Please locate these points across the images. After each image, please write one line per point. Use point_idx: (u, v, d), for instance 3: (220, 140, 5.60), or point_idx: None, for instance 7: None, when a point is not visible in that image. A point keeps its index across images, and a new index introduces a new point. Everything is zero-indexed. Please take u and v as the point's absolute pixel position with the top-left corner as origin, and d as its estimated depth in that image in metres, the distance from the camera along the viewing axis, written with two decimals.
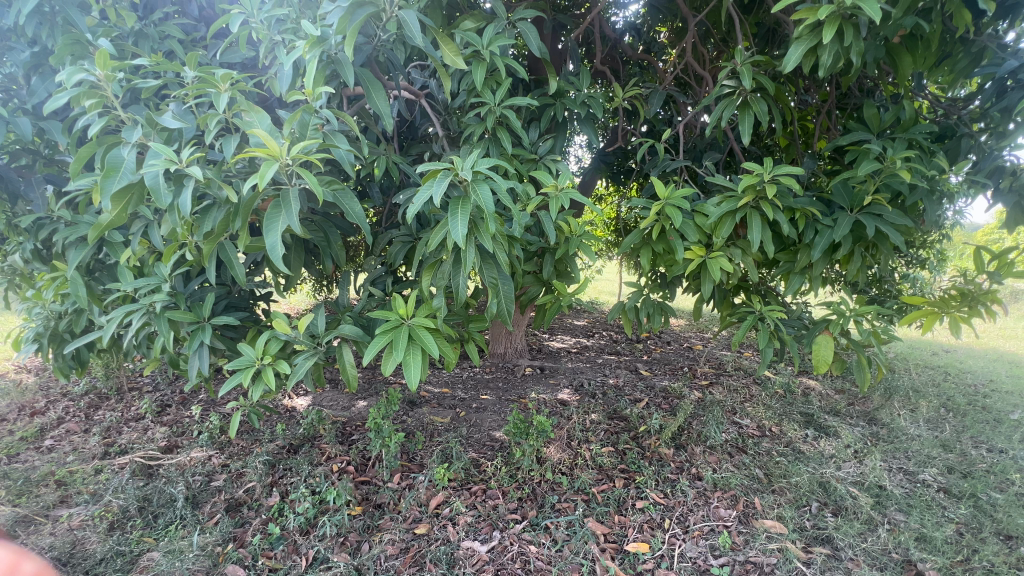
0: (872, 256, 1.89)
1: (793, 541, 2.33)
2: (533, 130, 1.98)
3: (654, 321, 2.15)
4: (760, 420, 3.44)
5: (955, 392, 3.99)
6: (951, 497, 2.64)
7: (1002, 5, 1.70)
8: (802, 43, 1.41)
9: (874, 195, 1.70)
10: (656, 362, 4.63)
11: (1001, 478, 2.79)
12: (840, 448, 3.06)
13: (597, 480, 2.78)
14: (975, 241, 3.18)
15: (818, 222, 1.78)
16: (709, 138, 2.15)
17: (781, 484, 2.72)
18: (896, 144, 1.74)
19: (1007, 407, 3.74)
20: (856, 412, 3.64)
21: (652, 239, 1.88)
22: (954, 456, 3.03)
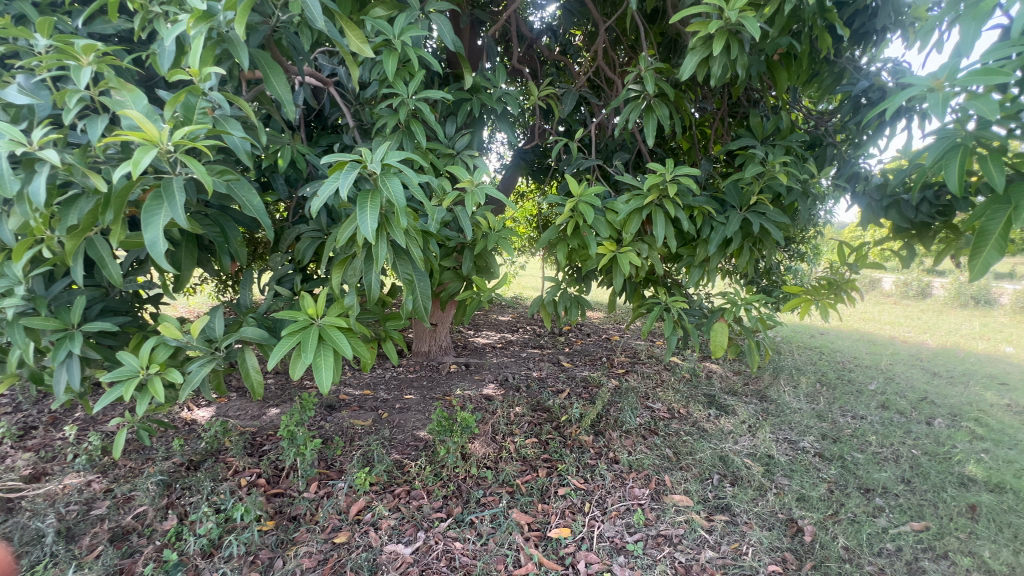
0: (758, 250, 2.10)
1: (697, 511, 2.53)
2: (449, 125, 1.95)
3: (571, 314, 2.23)
4: (669, 403, 3.72)
5: (827, 369, 4.59)
6: (824, 460, 3.03)
7: (856, 32, 1.97)
8: (696, 53, 1.52)
9: (758, 195, 1.90)
10: (577, 354, 4.82)
11: (862, 440, 3.25)
12: (736, 424, 3.40)
13: (521, 472, 2.85)
14: (840, 237, 3.69)
15: (713, 220, 1.94)
16: (618, 139, 2.27)
17: (687, 461, 2.96)
18: (775, 150, 1.94)
19: (866, 379, 4.37)
20: (750, 391, 4.06)
21: (567, 235, 1.94)
22: (826, 424, 3.49)
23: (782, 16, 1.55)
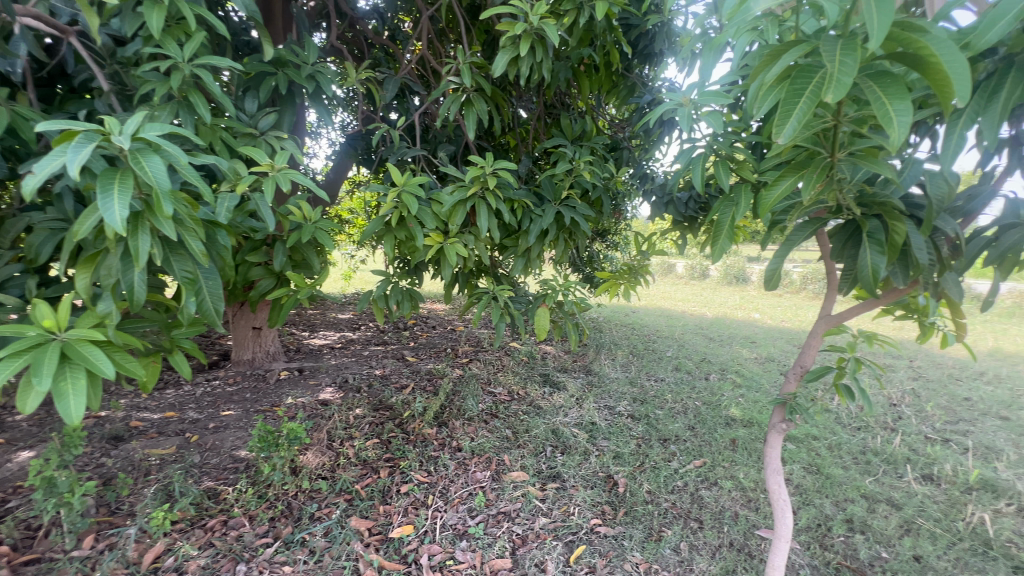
0: (572, 240, 2.33)
1: (532, 484, 2.73)
2: (248, 101, 1.71)
3: (403, 308, 2.17)
4: (509, 386, 3.94)
5: (637, 342, 5.38)
6: (634, 419, 3.55)
7: (640, 52, 2.30)
8: (507, 51, 1.59)
9: (569, 191, 2.09)
10: (422, 347, 4.78)
11: (661, 399, 3.88)
12: (566, 398, 3.76)
13: (361, 477, 2.71)
14: (641, 229, 4.33)
15: (532, 212, 2.08)
16: (444, 132, 2.27)
17: (524, 438, 3.16)
18: (582, 150, 2.16)
19: (665, 347, 5.25)
20: (578, 367, 4.53)
21: (392, 227, 1.87)
22: (636, 388, 4.09)
23: (579, 28, 1.71)
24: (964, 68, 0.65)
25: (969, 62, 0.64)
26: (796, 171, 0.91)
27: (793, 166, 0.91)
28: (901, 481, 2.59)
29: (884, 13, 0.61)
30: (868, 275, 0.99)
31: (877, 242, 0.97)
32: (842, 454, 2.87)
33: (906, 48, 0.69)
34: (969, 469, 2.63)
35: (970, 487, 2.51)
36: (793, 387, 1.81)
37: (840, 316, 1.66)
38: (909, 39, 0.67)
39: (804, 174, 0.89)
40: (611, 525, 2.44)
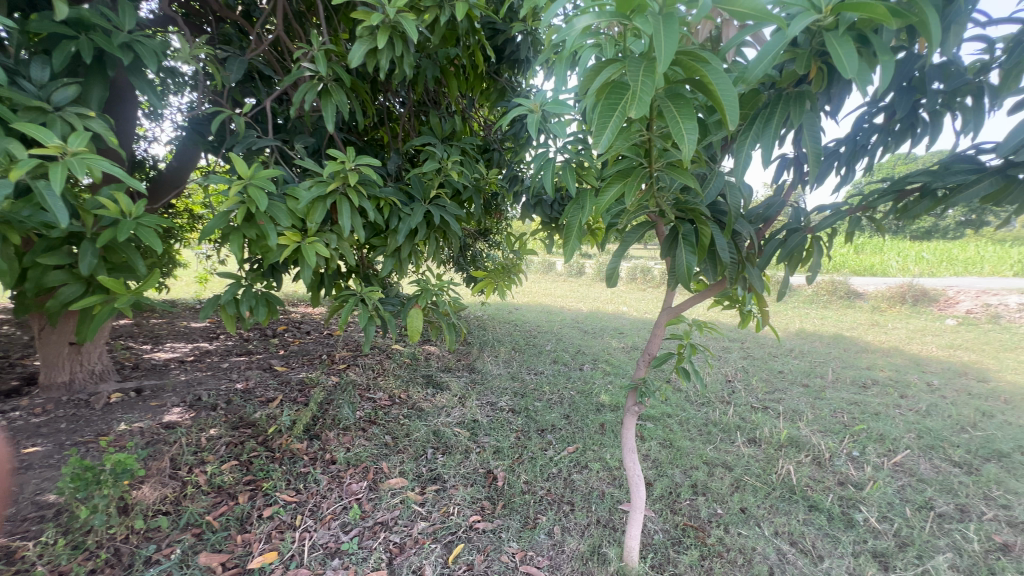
0: (444, 240, 2.31)
1: (411, 489, 2.66)
2: (36, 68, 1.39)
3: (258, 314, 1.95)
4: (389, 390, 3.81)
5: (519, 338, 5.58)
6: (514, 413, 3.66)
7: (507, 57, 2.37)
8: (364, 42, 1.52)
9: (438, 190, 2.07)
10: (292, 354, 4.39)
11: (540, 391, 4.06)
12: (449, 398, 3.75)
13: (213, 506, 2.39)
14: (519, 228, 4.48)
15: (400, 211, 2.02)
16: (303, 122, 2.10)
17: (404, 443, 3.08)
18: (451, 150, 2.16)
19: (545, 342, 5.52)
20: (461, 366, 4.55)
21: (238, 224, 1.67)
22: (517, 383, 4.23)
23: (441, 27, 1.71)
24: (735, 95, 0.72)
25: (738, 91, 0.71)
26: (621, 179, 0.98)
27: (618, 174, 0.97)
28: (733, 445, 3.04)
29: (668, 39, 0.64)
30: (685, 273, 1.10)
31: (690, 243, 1.08)
32: (689, 428, 3.28)
33: (693, 72, 0.75)
34: (781, 430, 3.18)
35: (781, 444, 3.04)
36: (642, 372, 2.02)
37: (679, 307, 1.88)
38: (693, 65, 0.73)
39: (628, 182, 0.97)
40: (489, 519, 2.48)
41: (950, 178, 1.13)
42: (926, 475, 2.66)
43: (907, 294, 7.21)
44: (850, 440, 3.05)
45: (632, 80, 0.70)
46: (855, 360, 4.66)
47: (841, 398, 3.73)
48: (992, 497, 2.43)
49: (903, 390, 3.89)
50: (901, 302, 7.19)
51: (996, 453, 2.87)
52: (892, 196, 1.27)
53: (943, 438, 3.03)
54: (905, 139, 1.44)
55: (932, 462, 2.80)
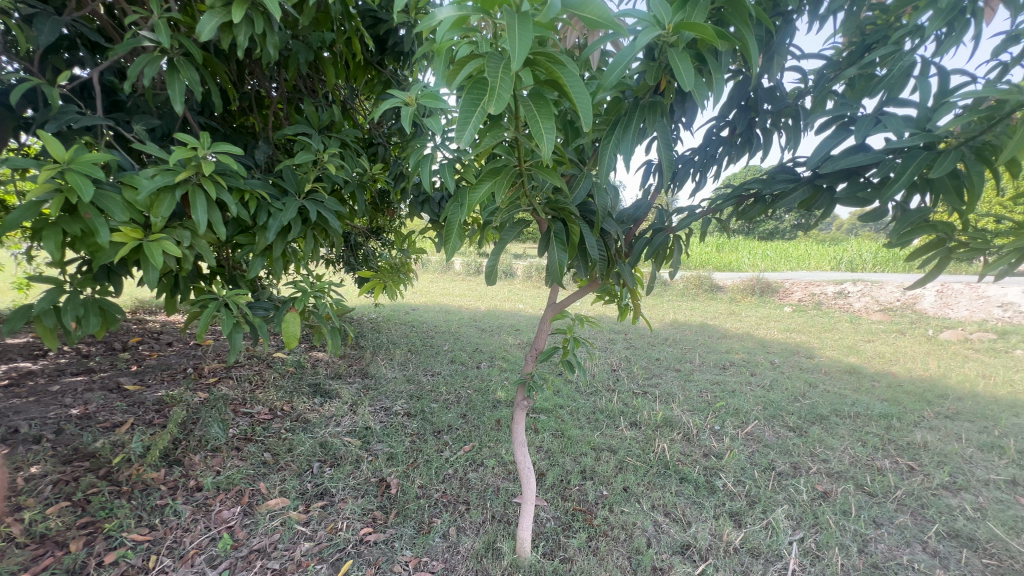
0: (323, 238, 2.15)
1: (293, 508, 2.45)
2: None
3: (88, 325, 1.63)
4: (270, 403, 3.48)
5: (416, 339, 5.45)
6: (410, 416, 3.56)
7: (388, 48, 2.28)
8: (216, 14, 1.35)
9: (314, 183, 1.92)
10: (147, 369, 3.81)
11: (437, 392, 4.00)
12: (338, 407, 3.52)
13: (33, 560, 1.97)
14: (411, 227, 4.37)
15: (269, 206, 1.84)
16: (144, 102, 1.81)
17: (286, 460, 2.82)
18: (329, 142, 2.02)
19: (442, 342, 5.46)
20: (353, 372, 4.31)
21: (54, 217, 1.38)
22: (413, 385, 4.12)
23: (311, 8, 1.58)
24: (588, 96, 0.73)
25: (590, 93, 0.72)
26: (493, 175, 0.97)
27: (490, 171, 0.97)
28: (617, 430, 3.27)
29: (520, 38, 0.62)
30: (558, 270, 1.14)
31: (561, 241, 1.13)
32: (579, 417, 3.47)
33: (551, 73, 0.75)
34: (657, 412, 3.50)
35: (658, 425, 3.34)
36: (530, 367, 2.07)
37: (563, 303, 1.96)
38: (549, 65, 0.73)
39: (500, 180, 0.96)
40: (381, 530, 2.37)
41: (776, 186, 1.31)
42: (770, 440, 3.10)
43: (756, 286, 8.40)
44: (712, 416, 3.46)
45: (491, 75, 0.69)
46: (717, 345, 5.30)
47: (706, 380, 4.21)
48: (816, 454, 2.91)
49: (753, 369, 4.51)
50: (752, 293, 8.35)
51: (819, 417, 3.44)
52: (734, 201, 1.44)
53: (782, 408, 3.57)
54: (744, 150, 1.65)
55: (774, 429, 3.27)
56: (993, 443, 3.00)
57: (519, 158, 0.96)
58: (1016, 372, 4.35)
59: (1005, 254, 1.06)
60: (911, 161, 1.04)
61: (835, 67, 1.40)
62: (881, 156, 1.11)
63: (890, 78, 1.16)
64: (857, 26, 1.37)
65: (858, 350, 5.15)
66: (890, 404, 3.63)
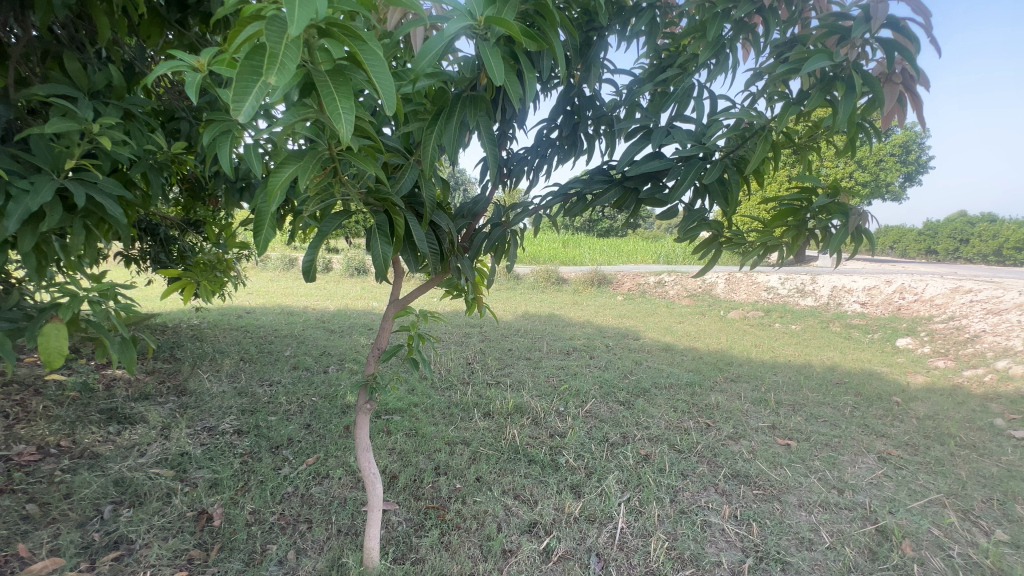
0: (102, 229, 1.72)
1: (73, 568, 1.95)
2: None
3: None
4: (38, 440, 2.73)
5: (250, 346, 4.82)
6: (241, 434, 3.12)
7: (188, 6, 1.92)
8: None
9: (81, 160, 1.52)
10: None
11: (275, 403, 3.58)
12: (143, 434, 2.92)
13: None
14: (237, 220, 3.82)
15: (9, 186, 1.40)
16: None
17: (62, 509, 2.24)
18: (104, 109, 1.62)
19: (283, 346, 4.92)
20: (164, 390, 3.62)
21: None
22: (245, 398, 3.62)
23: None
24: (390, 79, 0.68)
25: (392, 75, 0.68)
26: (297, 160, 0.87)
27: (294, 154, 0.87)
28: (471, 422, 3.32)
29: (301, 1, 0.56)
30: (382, 264, 1.08)
31: (384, 233, 1.06)
32: (434, 413, 3.43)
33: (349, 50, 0.69)
34: (509, 400, 3.65)
35: (509, 413, 3.48)
36: (373, 368, 1.97)
37: (406, 299, 1.90)
38: (347, 40, 0.68)
39: (305, 163, 0.87)
40: (199, 572, 2.02)
41: (594, 187, 1.44)
42: (604, 415, 3.46)
43: (595, 279, 9.35)
44: (557, 398, 3.73)
45: (271, 40, 0.60)
46: (562, 333, 5.75)
47: (553, 366, 4.53)
48: (640, 423, 3.34)
49: (592, 353, 4.99)
50: (592, 284, 9.26)
51: (643, 390, 3.96)
52: (561, 199, 1.54)
53: (615, 386, 4.02)
54: (570, 152, 1.78)
55: (608, 405, 3.66)
56: (761, 398, 3.79)
57: (329, 143, 0.88)
58: (775, 341, 5.58)
59: (756, 248, 1.35)
60: (692, 168, 1.23)
61: (639, 82, 1.58)
62: (672, 163, 1.28)
63: (677, 95, 1.36)
64: (655, 49, 1.58)
65: (672, 331, 6.07)
66: (694, 374, 4.35)
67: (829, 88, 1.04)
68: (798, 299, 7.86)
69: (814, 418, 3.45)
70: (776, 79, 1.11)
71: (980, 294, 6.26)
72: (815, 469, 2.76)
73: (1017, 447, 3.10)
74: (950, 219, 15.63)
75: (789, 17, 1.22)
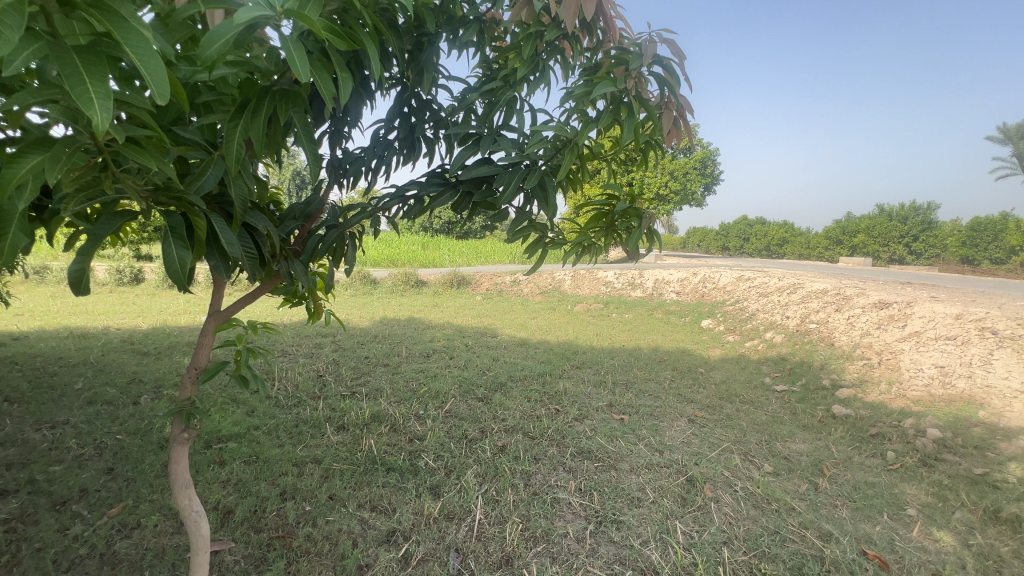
0: None
1: None
2: None
3: None
4: None
5: (19, 382, 3.77)
6: (6, 496, 2.43)
7: None
8: None
9: None
10: None
11: (59, 450, 2.86)
12: None
13: None
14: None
15: None
16: None
17: None
18: None
19: (72, 378, 3.97)
20: None
21: None
22: (11, 449, 2.83)
23: None
24: (160, 67, 0.63)
25: (163, 64, 0.62)
26: (44, 151, 0.74)
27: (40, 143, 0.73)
28: (322, 438, 3.09)
29: None
30: (178, 272, 0.95)
31: (180, 237, 0.94)
32: (278, 435, 3.11)
33: (101, 27, 0.61)
34: (365, 409, 3.49)
35: (365, 423, 3.33)
36: (190, 392, 1.72)
37: (230, 311, 1.69)
38: (98, 17, 0.60)
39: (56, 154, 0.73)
40: None
41: (429, 189, 1.46)
42: (463, 413, 3.53)
43: (454, 280, 9.45)
44: (416, 402, 3.69)
45: None
46: (422, 336, 5.70)
47: (413, 370, 4.46)
48: (497, 416, 3.48)
49: (451, 353, 5.04)
50: (451, 286, 9.34)
51: (499, 385, 4.13)
52: (397, 200, 1.53)
53: (473, 384, 4.12)
54: (409, 154, 1.78)
55: (467, 402, 3.74)
56: (601, 381, 4.25)
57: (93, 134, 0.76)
58: (613, 329, 6.31)
59: (573, 249, 1.53)
60: (515, 174, 1.34)
61: (471, 90, 1.65)
62: (499, 169, 1.38)
63: (503, 104, 1.46)
64: (485, 60, 1.66)
65: (526, 326, 6.45)
66: (546, 365, 4.69)
67: (616, 111, 1.23)
68: (630, 291, 8.99)
69: (642, 393, 4.00)
70: (578, 98, 1.26)
71: (754, 280, 7.92)
72: (642, 437, 3.20)
73: (778, 398, 4.00)
74: (737, 221, 19.42)
75: (591, 45, 1.40)
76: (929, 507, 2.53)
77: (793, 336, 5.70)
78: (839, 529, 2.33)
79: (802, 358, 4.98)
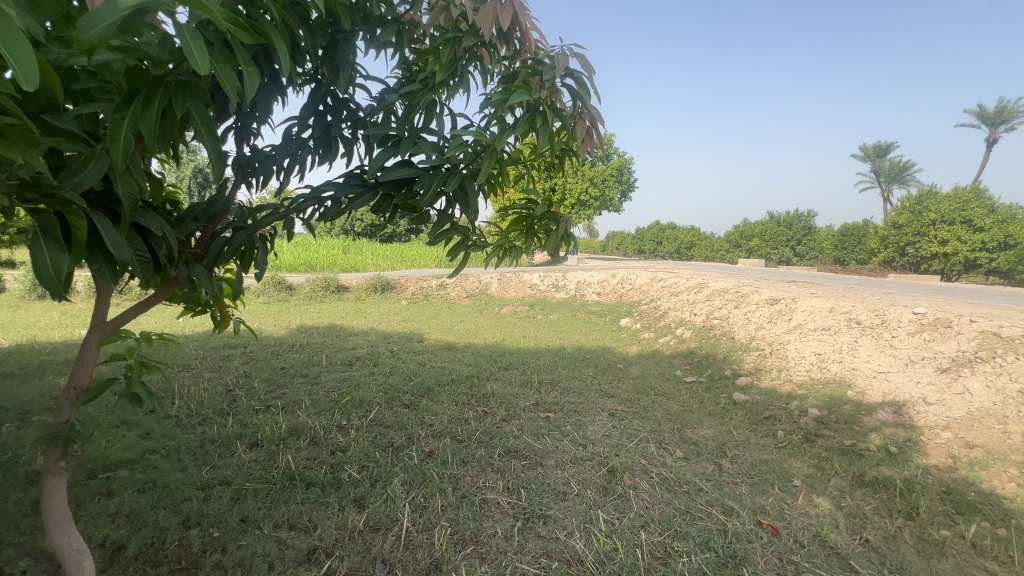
0: None
1: None
2: None
3: None
4: None
5: None
6: None
7: None
8: None
9: None
10: None
11: None
12: None
13: None
14: None
15: None
16: None
17: None
18: None
19: None
20: None
21: None
22: None
23: None
24: (22, 43, 0.58)
25: (26, 40, 0.58)
26: None
27: None
28: (232, 457, 2.86)
29: None
30: (51, 278, 0.85)
31: (53, 239, 0.85)
32: (179, 457, 2.83)
33: None
34: (280, 423, 3.27)
35: (282, 437, 3.12)
36: (69, 414, 1.52)
37: (118, 321, 1.52)
38: None
39: None
40: None
41: (347, 191, 1.42)
42: (389, 420, 3.43)
43: (377, 285, 9.16)
44: (338, 412, 3.53)
45: None
46: (343, 344, 5.45)
47: (334, 379, 4.26)
48: (424, 422, 3.43)
49: (375, 360, 4.88)
50: (374, 291, 9.04)
51: (426, 390, 4.07)
52: (312, 201, 1.47)
53: (398, 390, 4.02)
54: (325, 154, 1.71)
55: (393, 409, 3.65)
56: (527, 381, 4.34)
57: None
58: (538, 330, 6.47)
59: (494, 251, 1.56)
60: (435, 178, 1.34)
61: (390, 90, 1.63)
62: (419, 172, 1.37)
63: (422, 107, 1.45)
64: (405, 61, 1.65)
65: (453, 330, 6.42)
66: (473, 368, 4.69)
67: (533, 119, 1.28)
68: (554, 293, 9.26)
69: (566, 391, 4.14)
70: (496, 105, 1.30)
71: (666, 280, 8.51)
72: (567, 433, 3.32)
73: (688, 389, 4.34)
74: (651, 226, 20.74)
75: (509, 54, 1.45)
76: (811, 477, 2.88)
77: (700, 332, 6.20)
78: (739, 503, 2.58)
79: (708, 351, 5.44)
